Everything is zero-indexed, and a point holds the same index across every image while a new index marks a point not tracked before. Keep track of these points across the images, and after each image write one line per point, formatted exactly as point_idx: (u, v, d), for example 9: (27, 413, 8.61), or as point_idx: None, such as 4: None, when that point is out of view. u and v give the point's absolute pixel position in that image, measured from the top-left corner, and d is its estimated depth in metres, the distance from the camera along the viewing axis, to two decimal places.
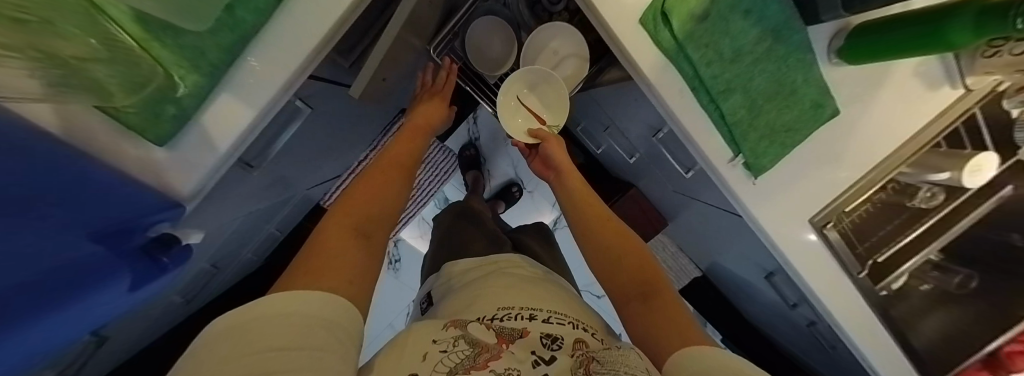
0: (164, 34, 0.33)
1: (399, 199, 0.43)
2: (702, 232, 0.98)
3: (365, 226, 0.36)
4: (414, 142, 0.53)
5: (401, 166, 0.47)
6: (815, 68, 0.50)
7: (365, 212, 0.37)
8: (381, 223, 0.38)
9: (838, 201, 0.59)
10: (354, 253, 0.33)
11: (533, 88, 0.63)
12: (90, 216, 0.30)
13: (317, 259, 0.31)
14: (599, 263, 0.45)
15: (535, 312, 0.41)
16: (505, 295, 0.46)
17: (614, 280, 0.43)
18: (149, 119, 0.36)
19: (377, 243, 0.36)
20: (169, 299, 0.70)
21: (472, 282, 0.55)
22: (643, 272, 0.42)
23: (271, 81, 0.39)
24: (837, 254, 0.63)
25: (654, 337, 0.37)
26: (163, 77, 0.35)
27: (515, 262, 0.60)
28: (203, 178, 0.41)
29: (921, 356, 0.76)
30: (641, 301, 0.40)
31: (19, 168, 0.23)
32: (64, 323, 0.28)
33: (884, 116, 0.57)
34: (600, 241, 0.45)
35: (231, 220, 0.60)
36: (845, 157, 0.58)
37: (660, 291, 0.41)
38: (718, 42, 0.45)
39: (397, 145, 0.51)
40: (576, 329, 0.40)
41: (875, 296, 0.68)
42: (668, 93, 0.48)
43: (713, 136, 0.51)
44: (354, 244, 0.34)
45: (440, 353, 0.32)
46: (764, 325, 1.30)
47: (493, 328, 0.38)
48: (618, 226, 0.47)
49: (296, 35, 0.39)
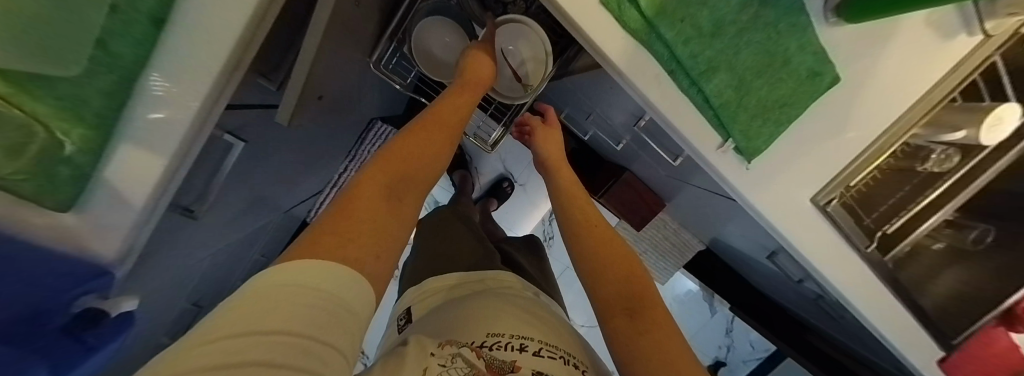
0: (38, 85, 0.26)
1: (441, 167, 0.33)
2: (700, 212, 0.93)
3: (402, 197, 0.28)
4: (470, 97, 0.42)
5: (451, 126, 0.37)
6: (810, 31, 0.43)
7: (401, 180, 0.28)
8: (418, 193, 0.30)
9: (844, 176, 0.54)
10: (386, 227, 0.25)
11: (516, 43, 0.59)
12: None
13: (340, 225, 0.22)
14: (586, 265, 0.40)
15: (526, 342, 0.38)
16: (497, 318, 0.42)
17: (603, 291, 0.37)
18: (45, 186, 0.30)
19: (412, 216, 0.28)
20: (153, 343, 0.68)
21: (462, 298, 0.51)
22: (632, 284, 0.37)
23: (181, 116, 0.35)
24: (843, 230, 0.59)
25: (642, 363, 0.30)
26: (44, 138, 0.28)
27: (508, 283, 0.57)
28: (127, 238, 0.36)
29: (937, 321, 0.72)
30: (626, 318, 0.34)
31: None
32: None
33: (891, 77, 0.50)
34: (588, 248, 0.41)
35: (191, 263, 0.57)
36: (850, 126, 0.52)
37: (649, 306, 0.35)
38: (696, 15, 0.38)
39: (449, 100, 0.40)
40: (567, 366, 0.37)
41: (884, 268, 0.63)
42: (644, 79, 0.42)
43: (697, 120, 0.46)
44: (386, 212, 0.25)
45: (439, 367, 0.31)
46: (771, 293, 1.28)
47: (484, 356, 0.34)
48: (608, 232, 0.42)
49: (195, 54, 0.34)
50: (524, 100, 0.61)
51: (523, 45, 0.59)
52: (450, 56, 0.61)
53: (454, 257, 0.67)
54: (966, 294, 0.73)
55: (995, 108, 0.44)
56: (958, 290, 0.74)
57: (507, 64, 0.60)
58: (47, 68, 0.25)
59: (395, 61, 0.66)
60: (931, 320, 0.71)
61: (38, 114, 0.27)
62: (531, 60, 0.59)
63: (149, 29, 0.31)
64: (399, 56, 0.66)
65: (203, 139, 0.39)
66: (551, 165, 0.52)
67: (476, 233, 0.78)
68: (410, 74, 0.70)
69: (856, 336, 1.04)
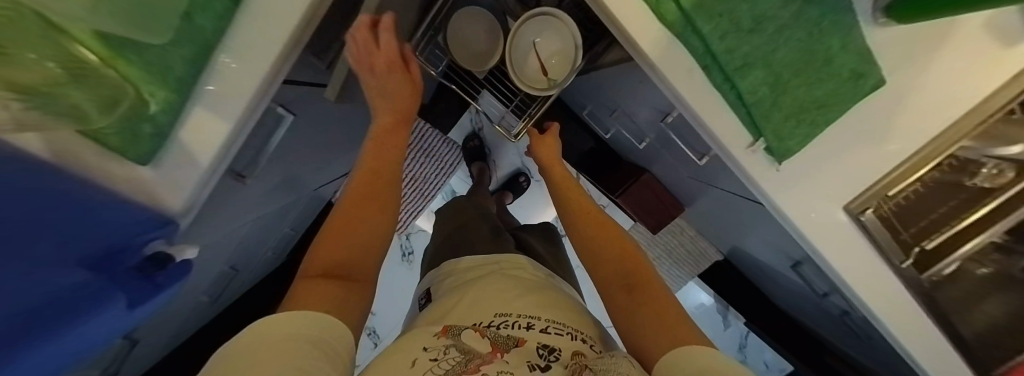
0: (130, 50, 0.32)
1: (385, 229, 0.39)
2: (722, 217, 0.92)
3: (350, 266, 0.35)
4: (393, 142, 0.46)
5: (375, 176, 0.42)
6: (856, 31, 0.41)
7: (345, 253, 0.35)
8: (367, 261, 0.36)
9: (881, 184, 0.52)
10: (338, 293, 0.32)
11: (542, 36, 0.59)
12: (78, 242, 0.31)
13: (306, 296, 0.31)
14: (584, 247, 0.42)
15: (533, 321, 0.39)
16: (504, 300, 0.43)
17: (602, 269, 0.40)
18: (131, 139, 0.35)
19: (364, 284, 0.35)
20: (195, 299, 0.74)
21: (468, 283, 0.52)
22: (629, 263, 0.39)
23: (244, 87, 0.39)
24: (878, 243, 0.56)
25: (644, 336, 0.33)
26: (134, 96, 0.34)
27: (517, 264, 0.58)
28: (191, 193, 0.40)
29: (976, 350, 0.68)
30: (626, 293, 0.37)
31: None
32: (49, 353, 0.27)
33: (942, 84, 0.46)
34: (588, 234, 0.43)
35: (234, 227, 0.61)
36: (891, 134, 0.49)
37: (646, 282, 0.37)
38: (735, 10, 0.38)
39: (373, 153, 0.44)
40: (575, 341, 0.37)
41: (919, 286, 0.60)
42: (677, 75, 0.43)
43: (728, 117, 0.45)
44: (338, 283, 0.33)
45: (430, 361, 0.30)
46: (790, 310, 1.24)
47: (487, 335, 0.35)
48: (602, 218, 0.44)
49: (259, 30, 0.38)
50: (550, 93, 0.60)
51: (553, 37, 0.59)
52: (483, 46, 0.63)
53: (472, 242, 0.69)
54: (1005, 323, 0.70)
55: None
56: (999, 319, 0.70)
57: (535, 55, 0.60)
58: (140, 35, 0.29)
59: (430, 50, 0.68)
60: (970, 348, 0.67)
61: (130, 76, 0.33)
62: (557, 54, 0.59)
63: (228, 4, 0.35)
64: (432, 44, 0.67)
65: (261, 110, 0.43)
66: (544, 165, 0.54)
67: (491, 221, 0.79)
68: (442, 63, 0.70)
69: (883, 360, 0.99)
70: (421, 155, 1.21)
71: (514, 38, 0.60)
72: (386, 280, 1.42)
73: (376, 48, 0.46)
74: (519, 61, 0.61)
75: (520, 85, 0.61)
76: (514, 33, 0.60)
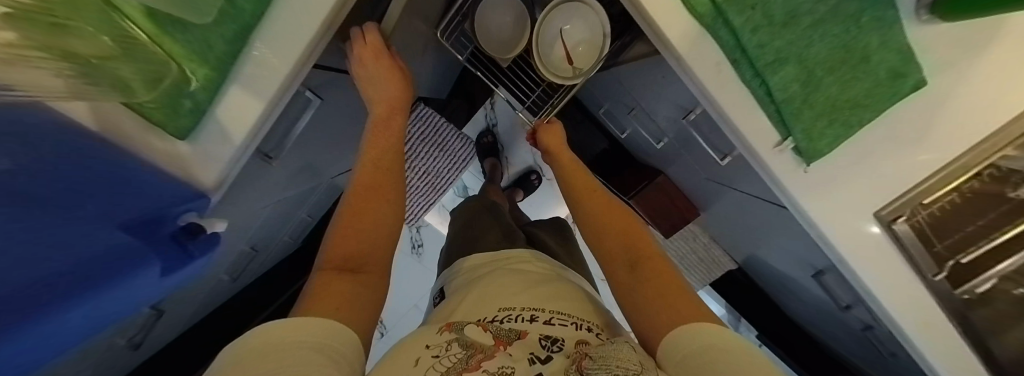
0: (174, 28, 0.34)
1: (388, 213, 0.39)
2: (740, 223, 0.89)
3: (362, 260, 0.35)
4: (389, 131, 0.48)
5: (375, 165, 0.42)
6: (897, 28, 0.39)
7: (357, 247, 0.35)
8: (377, 259, 0.35)
9: (915, 193, 0.49)
10: (349, 290, 0.31)
11: (570, 25, 0.60)
12: (120, 207, 0.33)
13: (315, 298, 0.29)
14: (588, 226, 0.43)
15: (537, 313, 0.38)
16: (509, 294, 0.42)
17: (604, 244, 0.40)
18: (170, 113, 0.37)
19: (375, 279, 0.34)
20: (218, 277, 0.77)
21: (473, 282, 0.51)
22: (632, 239, 0.40)
23: (277, 69, 0.40)
24: (908, 253, 0.54)
25: (645, 310, 0.33)
26: (177, 73, 0.36)
27: (524, 258, 0.55)
28: (224, 170, 0.42)
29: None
30: (627, 268, 0.37)
31: (23, 166, 0.24)
32: (93, 309, 0.29)
33: (987, 83, 0.43)
34: (591, 212, 0.44)
35: (258, 207, 0.63)
36: (932, 139, 0.47)
37: (647, 258, 0.37)
38: (769, 3, 0.37)
39: (372, 143, 0.45)
40: (580, 331, 0.36)
41: (952, 302, 0.57)
42: (704, 69, 0.42)
43: (757, 116, 0.44)
44: (346, 280, 0.32)
45: (432, 359, 0.29)
46: (807, 323, 1.19)
47: (490, 329, 0.34)
48: (605, 196, 0.45)
49: (294, 16, 0.39)
50: (574, 82, 0.61)
51: (581, 24, 0.59)
52: (508, 32, 0.63)
53: (486, 234, 0.69)
54: None
55: None
56: None
57: (562, 43, 0.60)
58: (181, 12, 0.31)
59: (456, 38, 0.68)
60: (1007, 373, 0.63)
61: (176, 54, 0.35)
62: (585, 44, 0.59)
63: None
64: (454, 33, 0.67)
65: (292, 93, 0.44)
66: (552, 151, 0.57)
67: (503, 218, 0.78)
68: (468, 49, 0.70)
69: None
70: (434, 148, 1.13)
71: (542, 26, 0.60)
72: (396, 271, 1.44)
73: (365, 43, 0.50)
74: (545, 49, 0.61)
75: (546, 74, 0.61)
76: (543, 21, 0.60)
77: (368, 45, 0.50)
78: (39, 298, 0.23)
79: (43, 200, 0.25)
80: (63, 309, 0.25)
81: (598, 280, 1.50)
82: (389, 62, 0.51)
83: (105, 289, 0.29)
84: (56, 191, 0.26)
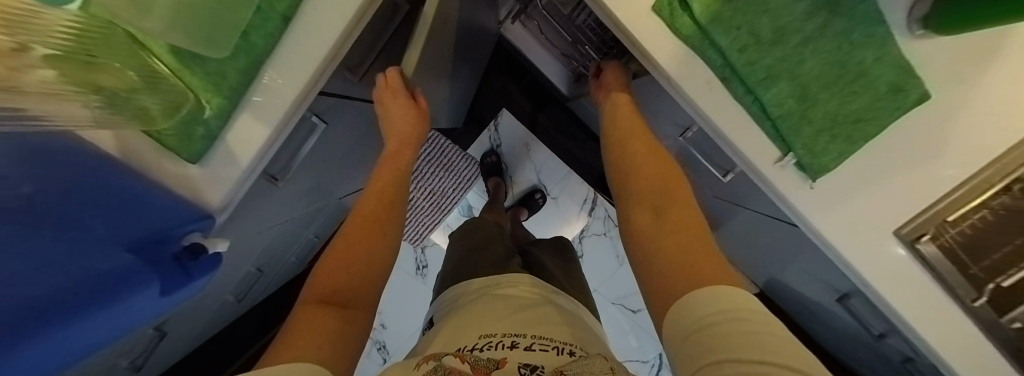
0: (194, 63, 0.38)
1: (382, 250, 0.39)
2: (755, 242, 0.85)
3: (349, 295, 0.34)
4: (398, 165, 0.50)
5: (378, 198, 0.44)
6: (892, 44, 0.38)
7: (344, 282, 0.35)
8: (362, 292, 0.35)
9: (936, 210, 0.45)
10: (330, 324, 0.29)
11: None
12: (118, 230, 0.33)
13: (293, 333, 0.27)
14: (625, 162, 0.43)
15: (517, 339, 0.36)
16: (489, 321, 0.41)
17: (634, 194, 0.39)
18: (184, 139, 0.40)
19: (358, 317, 0.33)
20: (223, 298, 0.78)
21: (460, 308, 0.49)
22: (667, 183, 0.38)
23: (286, 96, 0.43)
24: (939, 274, 0.50)
25: (659, 276, 0.29)
26: (193, 103, 0.39)
27: (515, 281, 0.54)
28: (229, 191, 0.44)
29: None
30: (652, 214, 0.35)
31: (16, 193, 0.25)
32: (94, 327, 0.29)
33: (1017, 94, 0.41)
34: (631, 150, 0.44)
35: (263, 227, 0.65)
36: (952, 151, 0.44)
37: (675, 207, 0.35)
38: (755, 23, 0.37)
39: (378, 176, 0.47)
40: (560, 356, 0.35)
41: (1002, 332, 0.51)
42: (693, 86, 0.42)
43: (755, 133, 0.44)
44: (329, 314, 0.31)
45: None
46: (841, 353, 1.10)
47: (468, 360, 0.32)
48: (649, 140, 0.45)
49: (302, 48, 0.42)
50: None
51: None
52: None
53: (483, 255, 0.69)
54: None
55: None
56: None
57: None
58: (188, 42, 0.34)
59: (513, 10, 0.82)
60: None
61: (194, 86, 0.39)
62: None
63: (278, 25, 0.40)
64: (521, 12, 0.80)
65: (299, 117, 0.47)
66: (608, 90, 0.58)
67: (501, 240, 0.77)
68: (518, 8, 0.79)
69: None
70: (439, 169, 1.24)
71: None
72: (402, 294, 1.42)
73: (386, 86, 0.53)
74: None
75: None
76: None
77: (389, 86, 0.53)
78: (46, 312, 0.25)
79: (46, 223, 0.27)
80: (67, 323, 0.26)
81: (610, 304, 1.43)
82: (409, 100, 0.53)
83: (107, 306, 0.30)
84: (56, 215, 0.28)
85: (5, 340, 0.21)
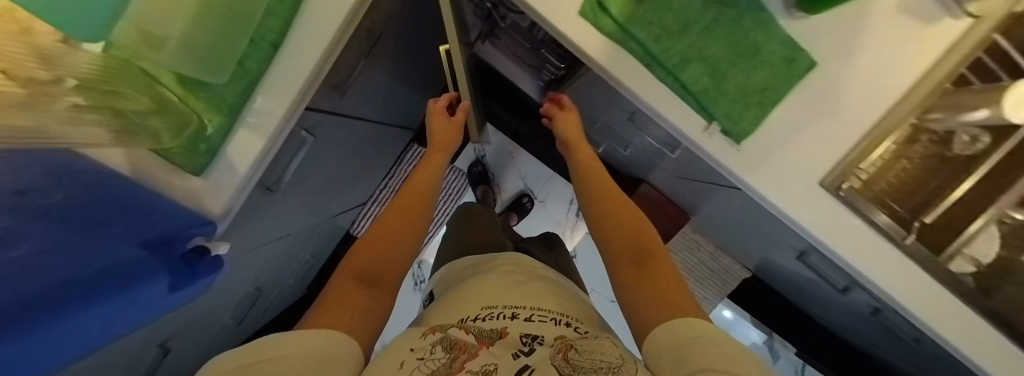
0: (198, 89, 0.44)
1: (412, 239, 0.45)
2: (724, 216, 0.92)
3: (381, 271, 0.39)
4: (432, 167, 0.56)
5: (412, 195, 0.49)
6: (775, 26, 0.47)
7: (378, 258, 0.40)
8: (393, 269, 0.40)
9: (850, 159, 0.52)
10: (361, 300, 0.34)
11: None
12: (138, 231, 0.40)
13: (330, 306, 0.32)
14: (599, 216, 0.49)
15: (518, 311, 0.40)
16: (493, 294, 0.45)
17: (614, 251, 0.44)
18: (188, 154, 0.46)
19: (386, 293, 0.38)
20: (223, 318, 0.80)
21: (461, 282, 0.53)
22: (640, 235, 0.44)
23: (276, 112, 0.49)
24: (868, 216, 0.55)
25: (648, 312, 0.35)
26: (197, 122, 0.46)
27: (509, 260, 0.58)
28: (229, 200, 0.50)
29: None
30: (634, 267, 0.41)
31: (59, 192, 0.31)
32: (116, 309, 0.35)
33: (890, 56, 0.49)
34: (604, 207, 0.50)
35: (261, 240, 0.70)
36: (854, 107, 0.51)
37: (654, 259, 0.41)
38: (663, 19, 0.46)
39: (415, 175, 0.53)
40: (558, 326, 0.37)
41: (939, 266, 0.57)
42: (624, 73, 0.50)
43: (682, 107, 0.51)
44: (361, 288, 0.36)
45: (416, 361, 0.29)
46: (823, 317, 1.18)
47: (473, 330, 0.35)
48: (618, 193, 0.52)
49: (289, 70, 0.49)
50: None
51: None
52: None
53: (469, 242, 0.74)
54: None
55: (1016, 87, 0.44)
56: None
57: None
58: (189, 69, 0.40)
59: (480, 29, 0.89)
60: None
61: (198, 109, 0.45)
62: None
63: (268, 51, 0.47)
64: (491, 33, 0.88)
65: (287, 131, 0.53)
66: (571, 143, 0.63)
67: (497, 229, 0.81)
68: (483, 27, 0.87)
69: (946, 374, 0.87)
70: None
71: None
72: (400, 312, 1.43)
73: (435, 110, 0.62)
74: None
75: None
76: None
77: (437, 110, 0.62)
78: (77, 291, 0.30)
79: (83, 218, 0.33)
80: (96, 299, 0.33)
81: (606, 303, 1.46)
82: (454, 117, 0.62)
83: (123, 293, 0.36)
84: (93, 213, 0.34)
85: (55, 303, 0.28)
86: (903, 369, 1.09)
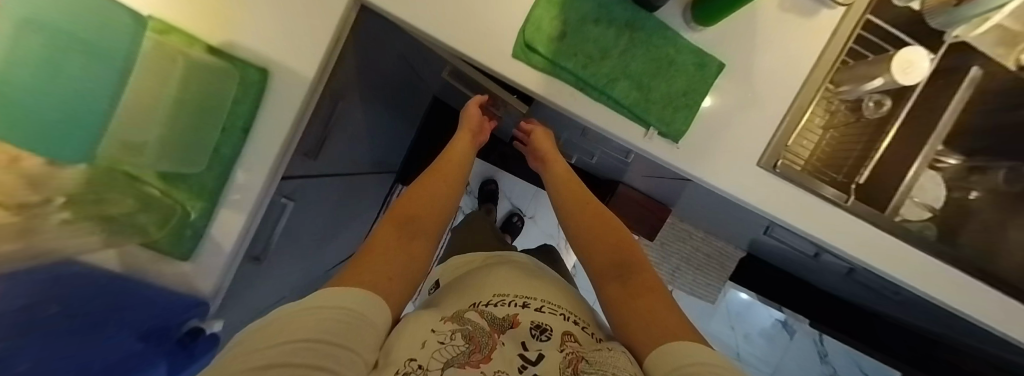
0: (178, 181, 0.48)
1: (443, 206, 0.50)
2: (695, 204, 0.98)
3: (417, 228, 0.45)
4: (468, 145, 0.62)
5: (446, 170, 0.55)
6: (680, 40, 0.55)
7: (414, 216, 0.46)
8: (428, 227, 0.46)
9: (776, 138, 0.58)
10: (395, 254, 0.40)
11: None
12: (134, 322, 0.41)
13: (369, 257, 0.39)
14: (582, 233, 0.55)
15: (529, 300, 0.44)
16: (506, 283, 0.48)
17: (599, 269, 0.50)
18: (175, 241, 0.49)
19: (421, 248, 0.43)
20: None
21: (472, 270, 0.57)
22: (623, 250, 0.51)
23: (255, 187, 0.53)
24: (804, 184, 0.60)
25: (643, 330, 0.41)
26: (181, 211, 0.49)
27: (520, 256, 0.61)
28: (215, 279, 0.54)
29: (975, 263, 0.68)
30: (620, 286, 0.47)
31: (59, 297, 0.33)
32: None
33: (783, 47, 0.57)
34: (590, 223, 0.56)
35: (257, 307, 0.72)
36: (766, 94, 0.58)
37: (640, 274, 0.48)
38: (584, 49, 0.53)
39: (449, 152, 0.59)
40: (567, 322, 0.42)
41: (882, 217, 0.62)
42: (562, 98, 0.55)
43: (621, 119, 0.57)
44: (398, 238, 0.42)
45: (438, 343, 0.33)
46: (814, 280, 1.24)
47: (486, 315, 0.40)
48: (601, 210, 0.58)
49: (261, 147, 0.53)
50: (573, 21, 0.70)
51: None
52: None
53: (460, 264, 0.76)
54: (982, 227, 0.77)
55: (898, 55, 0.51)
56: (976, 229, 0.77)
57: None
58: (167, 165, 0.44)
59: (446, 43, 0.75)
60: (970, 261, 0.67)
61: (180, 198, 0.49)
62: None
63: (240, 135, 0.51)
64: None
65: (267, 202, 0.58)
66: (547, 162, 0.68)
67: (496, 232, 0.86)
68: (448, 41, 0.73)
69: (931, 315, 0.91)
70: None
71: None
72: None
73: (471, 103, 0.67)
74: None
75: None
76: None
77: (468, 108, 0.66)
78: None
79: (80, 318, 0.34)
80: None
81: None
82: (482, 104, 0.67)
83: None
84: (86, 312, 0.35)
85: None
86: (898, 317, 1.13)
